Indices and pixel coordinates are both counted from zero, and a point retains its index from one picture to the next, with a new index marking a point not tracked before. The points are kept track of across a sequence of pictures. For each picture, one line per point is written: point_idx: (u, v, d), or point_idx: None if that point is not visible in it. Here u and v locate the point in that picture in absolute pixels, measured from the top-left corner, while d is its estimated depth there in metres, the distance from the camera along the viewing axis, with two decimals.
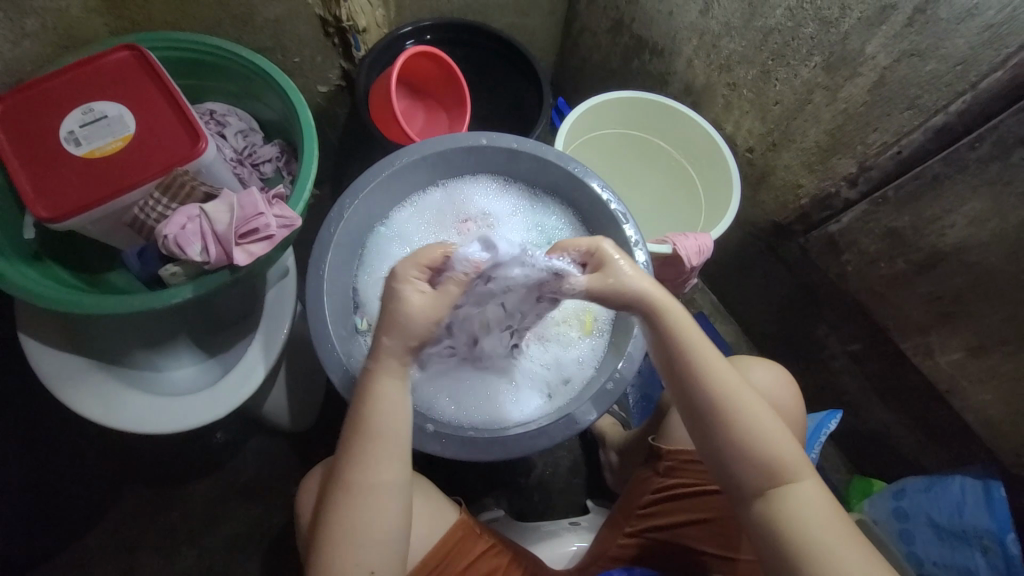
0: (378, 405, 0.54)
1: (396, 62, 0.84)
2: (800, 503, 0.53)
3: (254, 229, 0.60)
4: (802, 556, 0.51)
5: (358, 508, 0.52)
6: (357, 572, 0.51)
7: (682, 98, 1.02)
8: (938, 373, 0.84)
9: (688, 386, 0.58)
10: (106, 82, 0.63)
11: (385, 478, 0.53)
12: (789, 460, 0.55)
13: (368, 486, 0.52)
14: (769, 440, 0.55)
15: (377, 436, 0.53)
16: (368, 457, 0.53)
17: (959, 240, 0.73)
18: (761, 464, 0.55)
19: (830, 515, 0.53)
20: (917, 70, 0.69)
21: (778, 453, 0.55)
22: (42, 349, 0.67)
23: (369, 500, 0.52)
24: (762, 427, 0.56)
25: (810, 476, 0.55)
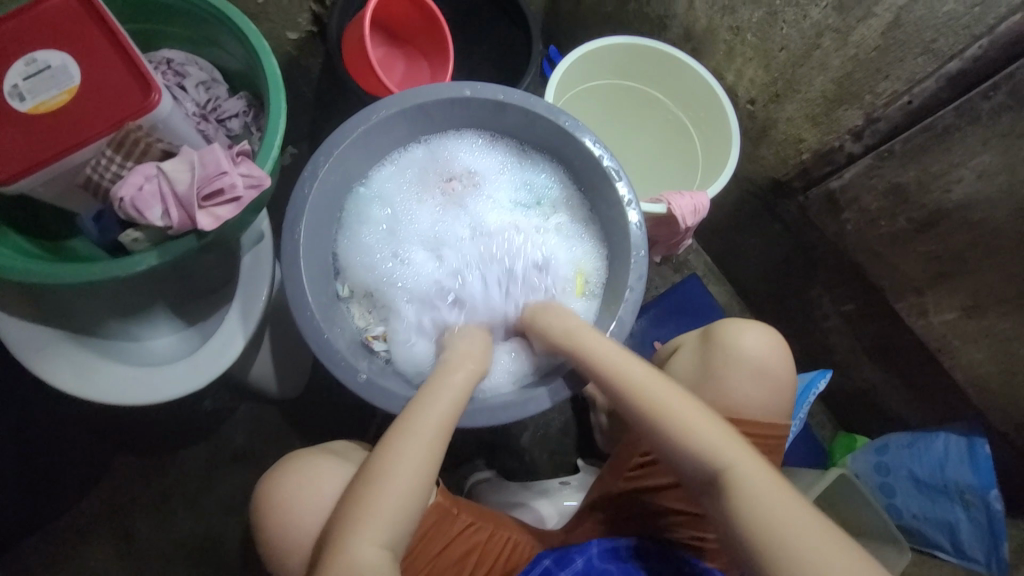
0: (446, 391, 0.60)
1: (370, 2, 0.77)
2: (754, 496, 0.53)
3: (218, 190, 0.56)
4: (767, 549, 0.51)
5: (406, 481, 0.54)
6: (384, 547, 0.52)
7: (681, 45, 0.95)
8: (931, 333, 0.83)
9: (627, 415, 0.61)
10: (45, 26, 0.57)
11: (429, 455, 0.56)
12: (726, 454, 0.56)
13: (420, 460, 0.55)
14: (711, 444, 0.57)
15: (438, 419, 0.57)
16: (426, 434, 0.56)
17: (963, 197, 0.70)
18: (705, 468, 0.57)
19: (782, 502, 0.53)
20: (935, 11, 0.63)
21: (715, 451, 0.56)
22: (5, 321, 0.63)
23: (417, 475, 0.54)
24: (695, 433, 0.57)
25: (753, 464, 0.55)
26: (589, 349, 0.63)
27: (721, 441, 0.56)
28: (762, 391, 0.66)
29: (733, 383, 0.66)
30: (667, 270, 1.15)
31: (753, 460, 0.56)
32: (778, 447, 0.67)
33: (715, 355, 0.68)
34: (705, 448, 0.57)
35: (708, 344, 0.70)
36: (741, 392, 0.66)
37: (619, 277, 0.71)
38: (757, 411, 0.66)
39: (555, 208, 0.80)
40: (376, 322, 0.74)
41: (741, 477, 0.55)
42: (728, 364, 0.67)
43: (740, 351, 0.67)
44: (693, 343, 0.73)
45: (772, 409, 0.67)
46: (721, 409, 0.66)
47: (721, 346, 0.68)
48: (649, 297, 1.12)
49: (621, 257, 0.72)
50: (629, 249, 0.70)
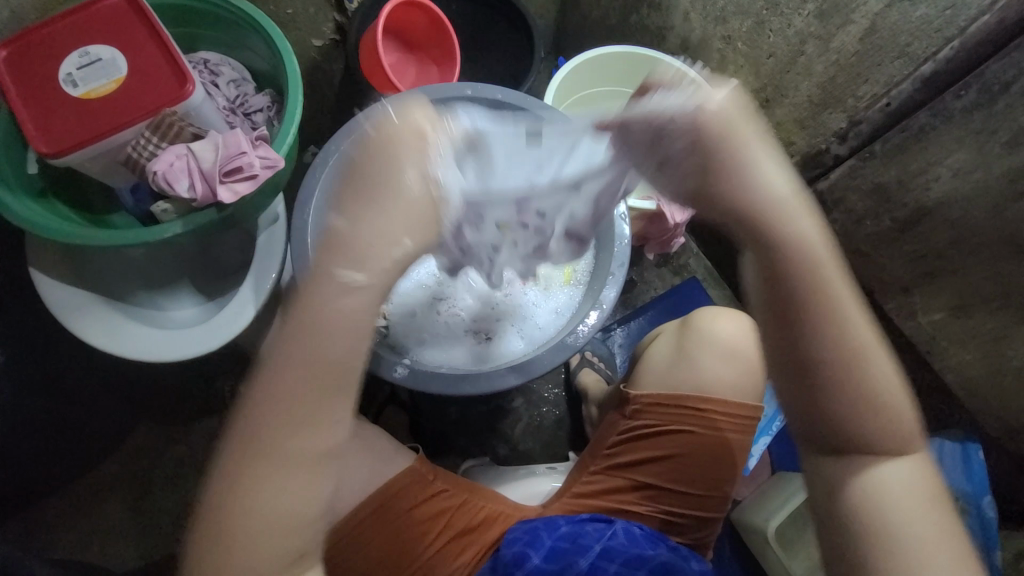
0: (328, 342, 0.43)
1: (382, 10, 0.86)
2: (898, 484, 0.49)
3: (237, 168, 0.62)
4: (895, 537, 0.47)
5: (291, 487, 0.44)
6: (279, 560, 0.45)
7: (679, 54, 1.00)
8: (920, 335, 0.84)
9: (817, 339, 0.46)
10: (100, 26, 0.66)
11: (317, 449, 0.44)
12: (907, 435, 0.49)
13: (309, 461, 0.44)
14: (888, 410, 0.48)
15: (307, 372, 0.43)
16: (309, 423, 0.44)
17: (943, 195, 0.72)
18: (880, 433, 0.48)
19: (931, 499, 0.49)
20: (909, 16, 0.66)
21: (897, 429, 0.48)
22: (50, 282, 0.72)
23: (308, 477, 0.45)
24: (887, 401, 0.48)
25: (920, 459, 0.50)
26: (814, 255, 0.46)
27: (904, 412, 0.48)
28: (734, 371, 0.72)
29: (708, 365, 0.72)
30: (667, 273, 1.18)
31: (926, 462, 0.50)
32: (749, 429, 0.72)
33: (692, 339, 0.74)
34: (885, 416, 0.48)
35: (687, 329, 0.76)
36: (715, 375, 0.71)
37: (603, 266, 0.76)
38: (731, 393, 0.71)
39: None
40: None
41: (901, 465, 0.49)
42: (703, 347, 0.73)
43: (714, 334, 0.74)
44: (672, 330, 0.79)
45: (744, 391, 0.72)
46: (696, 389, 0.71)
47: (697, 332, 0.75)
48: (647, 298, 1.15)
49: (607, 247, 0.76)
50: (612, 238, 0.74)
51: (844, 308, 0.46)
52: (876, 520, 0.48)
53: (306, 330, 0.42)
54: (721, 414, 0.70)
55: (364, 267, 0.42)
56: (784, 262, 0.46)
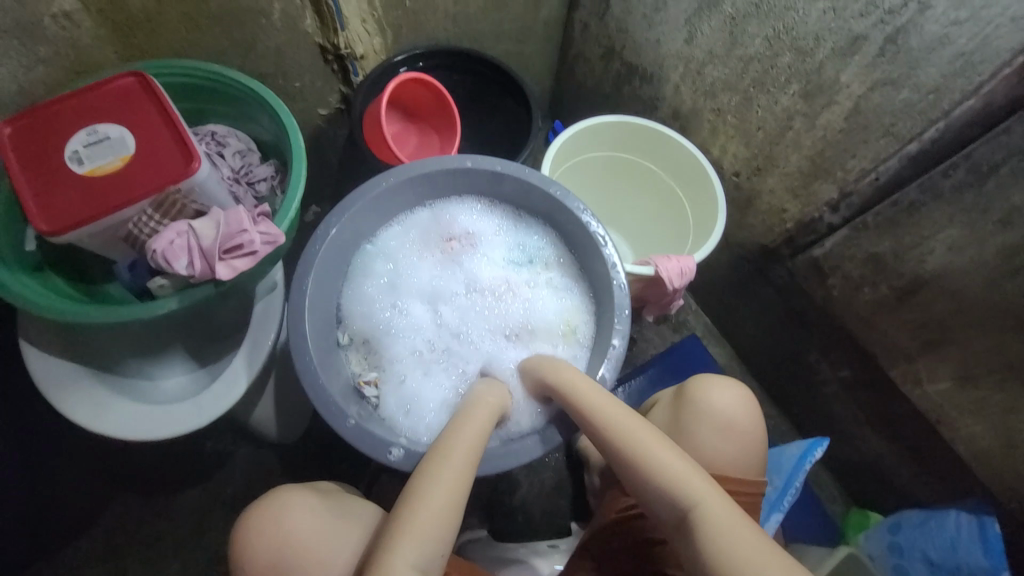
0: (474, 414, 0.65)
1: (387, 86, 0.89)
2: (716, 532, 0.52)
3: (237, 245, 0.63)
4: (715, 572, 0.51)
5: (443, 495, 0.56)
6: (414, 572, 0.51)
7: (671, 122, 1.04)
8: (927, 403, 0.83)
9: (600, 442, 0.63)
10: (110, 106, 0.67)
11: (460, 472, 0.58)
12: (681, 481, 0.56)
13: (456, 478, 0.57)
14: (673, 473, 0.57)
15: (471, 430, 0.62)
16: (460, 453, 0.60)
17: (939, 267, 0.72)
18: (675, 508, 0.56)
19: (738, 530, 0.52)
20: (891, 98, 0.69)
21: (681, 485, 0.56)
22: (40, 354, 0.70)
23: (454, 492, 0.56)
24: (660, 467, 0.57)
25: (718, 498, 0.54)
26: (577, 388, 0.65)
27: (681, 471, 0.57)
28: (729, 446, 0.70)
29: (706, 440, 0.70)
30: (666, 330, 1.17)
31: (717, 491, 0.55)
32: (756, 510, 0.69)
33: (688, 411, 0.73)
34: (665, 479, 0.57)
35: (682, 399, 0.75)
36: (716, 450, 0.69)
37: (603, 337, 0.75)
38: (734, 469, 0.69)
39: (548, 267, 0.84)
40: (370, 368, 0.77)
41: (703, 513, 0.54)
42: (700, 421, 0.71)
43: (710, 406, 0.72)
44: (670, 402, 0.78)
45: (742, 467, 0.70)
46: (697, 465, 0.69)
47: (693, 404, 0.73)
48: (647, 356, 1.14)
49: (606, 317, 0.76)
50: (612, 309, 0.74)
51: (600, 412, 0.63)
52: (720, 573, 0.50)
53: (468, 409, 0.65)
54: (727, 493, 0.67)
55: (476, 408, 0.66)
56: (592, 420, 0.63)
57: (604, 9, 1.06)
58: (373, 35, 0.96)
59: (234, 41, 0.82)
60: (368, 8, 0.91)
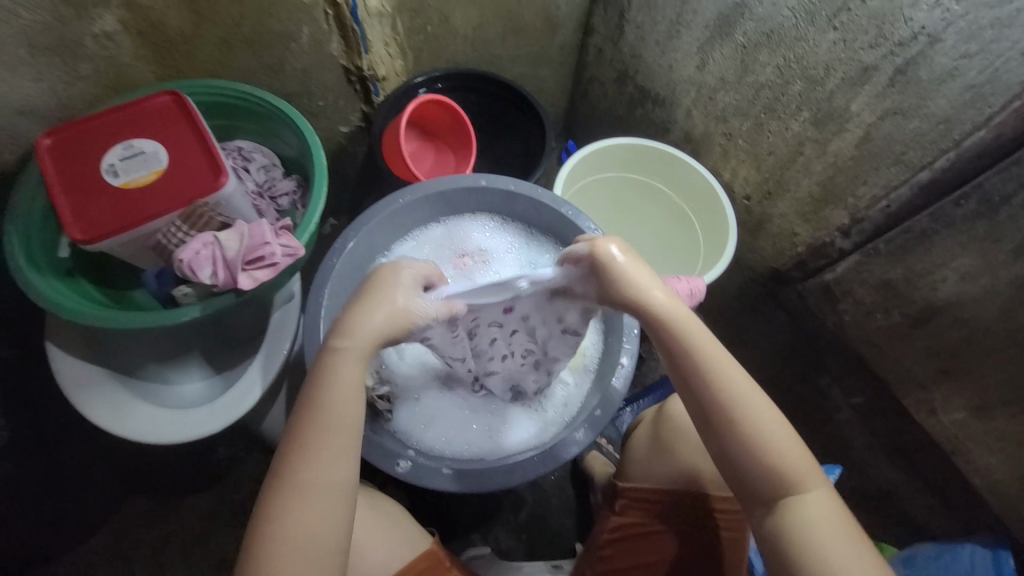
0: (339, 386, 0.53)
1: (406, 107, 0.92)
2: (810, 513, 0.53)
3: (260, 257, 0.66)
4: (798, 555, 0.53)
5: (310, 511, 0.49)
6: None
7: (683, 145, 1.05)
8: (941, 432, 0.82)
9: (706, 402, 0.56)
10: (146, 121, 0.71)
11: (335, 474, 0.50)
12: (798, 469, 0.54)
13: (327, 484, 0.50)
14: (785, 450, 0.54)
15: (341, 422, 0.52)
16: (326, 455, 0.51)
17: (952, 296, 0.72)
18: (774, 483, 0.54)
19: (831, 517, 0.54)
20: (902, 128, 0.69)
21: (789, 466, 0.54)
22: (63, 357, 0.73)
23: (327, 500, 0.50)
24: (769, 436, 0.54)
25: (821, 485, 0.55)
26: (690, 340, 0.56)
27: (793, 450, 0.54)
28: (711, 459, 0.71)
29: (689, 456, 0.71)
30: None
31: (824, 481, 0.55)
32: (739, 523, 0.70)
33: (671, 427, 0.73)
34: (778, 454, 0.54)
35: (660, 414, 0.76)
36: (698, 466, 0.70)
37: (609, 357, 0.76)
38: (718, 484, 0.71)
39: None
40: None
41: (806, 495, 0.54)
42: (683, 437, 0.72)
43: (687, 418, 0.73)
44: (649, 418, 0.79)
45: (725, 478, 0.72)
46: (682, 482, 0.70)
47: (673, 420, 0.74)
48: (656, 375, 1.14)
49: (613, 337, 0.77)
50: (620, 328, 0.75)
51: (716, 372, 0.56)
52: (802, 556, 0.52)
53: (325, 381, 0.53)
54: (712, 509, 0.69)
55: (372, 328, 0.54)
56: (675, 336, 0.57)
57: (619, 35, 1.09)
58: (394, 57, 1.00)
59: (263, 62, 0.87)
60: (392, 32, 0.95)
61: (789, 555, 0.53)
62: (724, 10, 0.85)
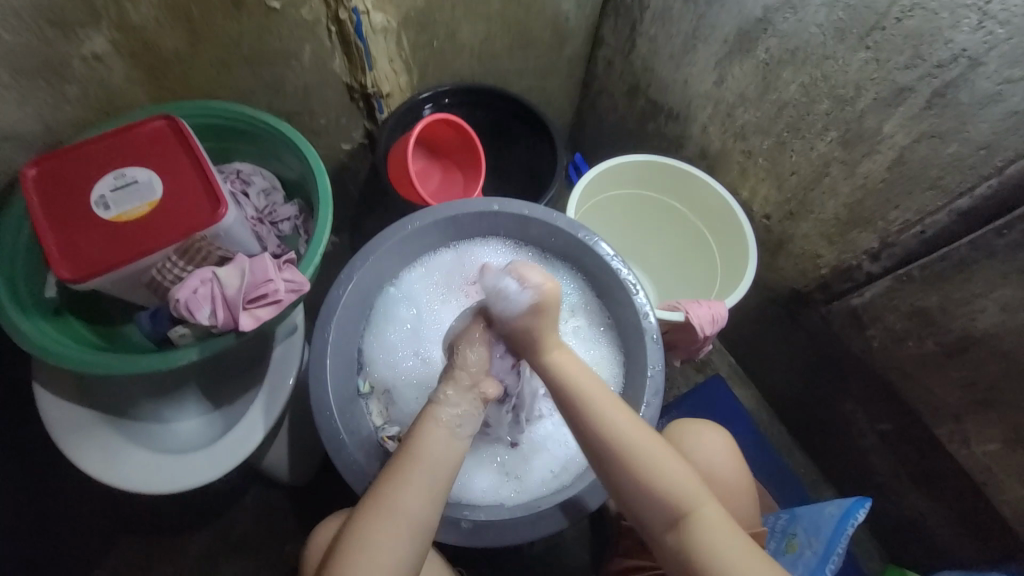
0: (427, 447, 0.59)
1: (415, 128, 0.88)
2: (705, 535, 0.55)
3: (262, 294, 0.61)
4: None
5: (391, 541, 0.54)
6: None
7: (697, 161, 1.02)
8: (974, 464, 0.78)
9: (584, 435, 0.60)
10: (138, 148, 0.67)
11: (413, 518, 0.56)
12: (678, 493, 0.57)
13: (407, 522, 0.55)
14: (676, 474, 0.57)
15: (421, 479, 0.57)
16: (413, 498, 0.56)
17: (991, 326, 0.69)
18: (670, 509, 0.57)
19: (739, 538, 0.56)
20: (939, 152, 0.66)
21: (681, 487, 0.57)
22: (52, 400, 0.68)
23: (406, 537, 0.55)
24: (654, 462, 0.58)
25: (712, 506, 0.57)
26: (575, 384, 0.62)
27: (676, 476, 0.57)
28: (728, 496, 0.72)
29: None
30: (690, 370, 1.14)
31: (710, 501, 0.57)
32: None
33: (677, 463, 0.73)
34: (661, 478, 0.57)
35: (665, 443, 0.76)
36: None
37: (634, 392, 0.72)
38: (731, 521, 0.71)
39: (574, 312, 0.82)
40: (392, 421, 0.73)
41: (700, 516, 0.56)
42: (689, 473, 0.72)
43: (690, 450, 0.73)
44: None
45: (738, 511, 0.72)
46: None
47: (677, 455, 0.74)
48: (669, 398, 1.11)
49: (638, 370, 0.73)
50: (645, 362, 0.72)
51: (597, 406, 0.60)
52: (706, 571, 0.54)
53: (418, 440, 0.59)
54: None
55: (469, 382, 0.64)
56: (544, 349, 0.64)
57: (630, 47, 1.06)
58: (400, 73, 0.95)
59: (263, 81, 0.82)
60: (397, 48, 0.91)
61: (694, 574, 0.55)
62: (745, 26, 0.82)
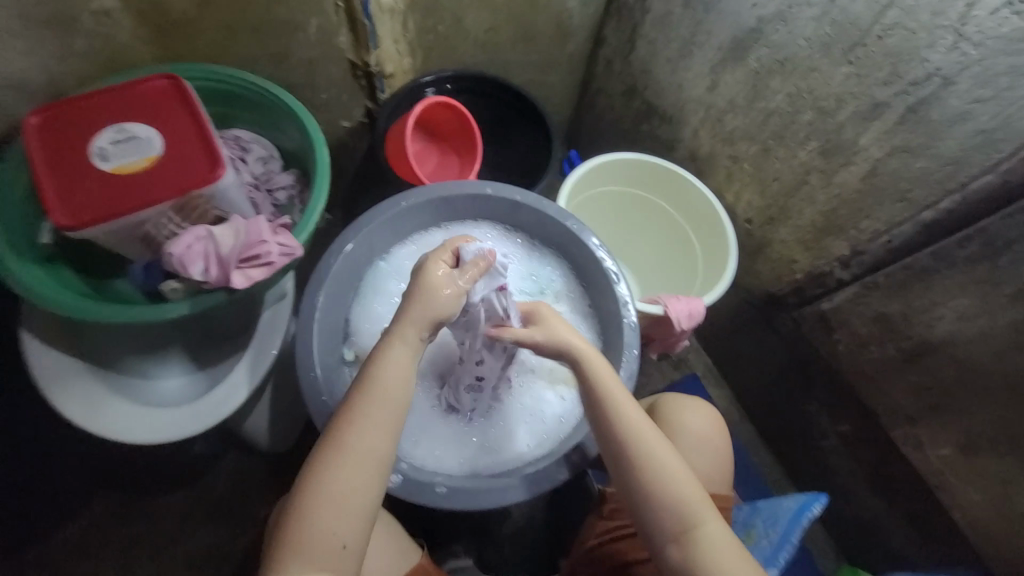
0: (388, 380, 0.57)
1: (416, 108, 0.91)
2: (712, 550, 0.57)
3: (255, 255, 0.63)
4: None
5: (353, 471, 0.54)
6: (330, 543, 0.52)
7: (687, 163, 1.05)
8: (928, 466, 0.83)
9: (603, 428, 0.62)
10: (141, 105, 0.68)
11: (377, 447, 0.55)
12: (693, 505, 0.58)
13: (367, 453, 0.55)
14: (684, 485, 0.59)
15: (385, 412, 0.56)
16: (374, 428, 0.56)
17: (946, 335, 0.73)
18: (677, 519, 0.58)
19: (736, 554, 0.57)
20: (909, 165, 0.70)
21: (694, 502, 0.58)
22: (40, 347, 0.69)
23: (366, 466, 0.54)
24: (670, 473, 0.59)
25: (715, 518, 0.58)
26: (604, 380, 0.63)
27: (690, 491, 0.59)
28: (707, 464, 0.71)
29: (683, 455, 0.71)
30: (667, 366, 1.17)
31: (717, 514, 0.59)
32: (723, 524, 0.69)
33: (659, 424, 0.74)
34: (675, 492, 0.58)
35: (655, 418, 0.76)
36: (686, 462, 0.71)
37: None
38: (707, 484, 0.71)
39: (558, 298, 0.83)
40: None
41: (703, 530, 0.57)
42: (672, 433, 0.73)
43: (679, 422, 0.73)
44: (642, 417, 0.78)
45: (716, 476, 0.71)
46: None
47: (667, 421, 0.74)
48: (645, 391, 1.14)
49: (614, 357, 0.76)
50: (622, 348, 0.75)
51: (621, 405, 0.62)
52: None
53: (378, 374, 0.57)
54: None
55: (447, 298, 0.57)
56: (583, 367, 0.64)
57: (630, 48, 1.09)
58: (403, 55, 0.97)
59: (268, 51, 0.84)
60: (402, 30, 0.92)
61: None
62: (739, 34, 0.85)
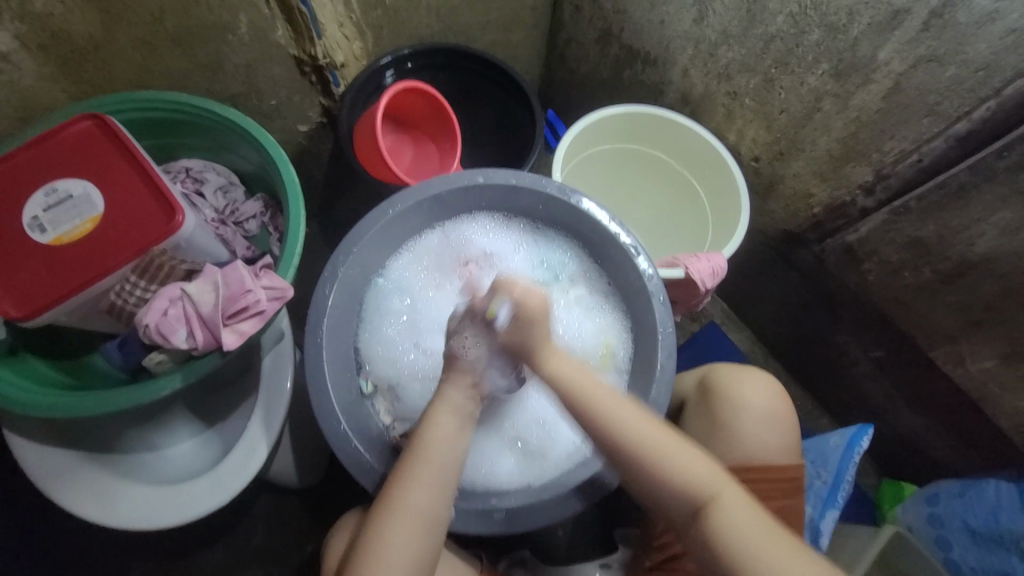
0: (437, 441, 0.59)
1: (380, 100, 0.81)
2: (731, 520, 0.54)
3: (242, 307, 0.56)
4: (733, 564, 0.53)
5: (404, 529, 0.55)
6: None
7: (679, 107, 0.97)
8: (970, 382, 0.82)
9: (595, 436, 0.59)
10: (67, 157, 0.58)
11: (428, 507, 0.56)
12: (704, 480, 0.56)
13: (420, 511, 0.56)
14: (690, 467, 0.57)
15: (436, 472, 0.58)
16: (425, 487, 0.57)
17: (987, 251, 0.70)
18: (690, 498, 0.56)
19: (762, 523, 0.54)
20: (937, 76, 0.65)
21: (699, 474, 0.57)
22: (26, 446, 0.62)
23: (418, 525, 0.55)
24: (672, 460, 0.57)
25: (732, 488, 0.56)
26: (575, 386, 0.61)
27: (699, 474, 0.56)
28: (777, 436, 0.69)
29: (748, 432, 0.69)
30: (686, 321, 1.14)
31: (735, 487, 0.56)
32: (796, 490, 0.69)
33: (721, 406, 0.71)
34: (685, 475, 0.57)
35: (711, 396, 0.73)
36: (755, 439, 0.69)
37: (646, 357, 0.70)
38: (775, 456, 0.69)
39: (574, 281, 0.78)
40: (401, 418, 0.70)
41: (719, 505, 0.55)
42: (737, 415, 0.70)
43: (739, 399, 0.71)
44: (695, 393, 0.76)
45: (784, 446, 0.70)
46: (742, 462, 0.68)
47: (725, 398, 0.71)
48: None
49: (648, 336, 0.71)
50: (654, 326, 0.70)
51: (606, 406, 0.59)
52: (737, 562, 0.53)
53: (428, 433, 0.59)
54: (774, 482, 0.67)
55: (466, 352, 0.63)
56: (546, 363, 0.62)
57: None
58: (352, 38, 0.85)
59: (199, 63, 0.72)
60: (345, 10, 0.80)
61: (716, 556, 0.54)
62: None
